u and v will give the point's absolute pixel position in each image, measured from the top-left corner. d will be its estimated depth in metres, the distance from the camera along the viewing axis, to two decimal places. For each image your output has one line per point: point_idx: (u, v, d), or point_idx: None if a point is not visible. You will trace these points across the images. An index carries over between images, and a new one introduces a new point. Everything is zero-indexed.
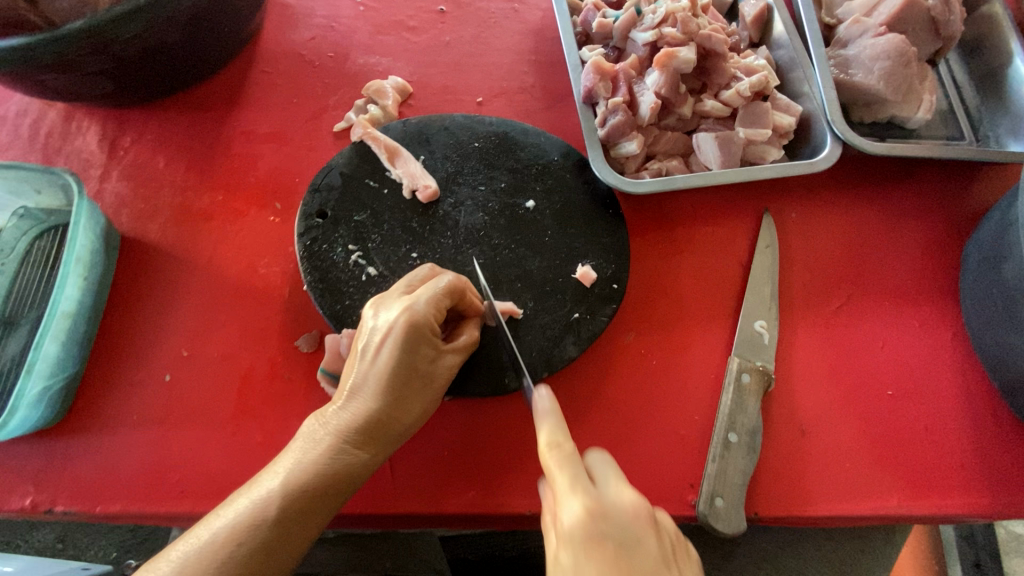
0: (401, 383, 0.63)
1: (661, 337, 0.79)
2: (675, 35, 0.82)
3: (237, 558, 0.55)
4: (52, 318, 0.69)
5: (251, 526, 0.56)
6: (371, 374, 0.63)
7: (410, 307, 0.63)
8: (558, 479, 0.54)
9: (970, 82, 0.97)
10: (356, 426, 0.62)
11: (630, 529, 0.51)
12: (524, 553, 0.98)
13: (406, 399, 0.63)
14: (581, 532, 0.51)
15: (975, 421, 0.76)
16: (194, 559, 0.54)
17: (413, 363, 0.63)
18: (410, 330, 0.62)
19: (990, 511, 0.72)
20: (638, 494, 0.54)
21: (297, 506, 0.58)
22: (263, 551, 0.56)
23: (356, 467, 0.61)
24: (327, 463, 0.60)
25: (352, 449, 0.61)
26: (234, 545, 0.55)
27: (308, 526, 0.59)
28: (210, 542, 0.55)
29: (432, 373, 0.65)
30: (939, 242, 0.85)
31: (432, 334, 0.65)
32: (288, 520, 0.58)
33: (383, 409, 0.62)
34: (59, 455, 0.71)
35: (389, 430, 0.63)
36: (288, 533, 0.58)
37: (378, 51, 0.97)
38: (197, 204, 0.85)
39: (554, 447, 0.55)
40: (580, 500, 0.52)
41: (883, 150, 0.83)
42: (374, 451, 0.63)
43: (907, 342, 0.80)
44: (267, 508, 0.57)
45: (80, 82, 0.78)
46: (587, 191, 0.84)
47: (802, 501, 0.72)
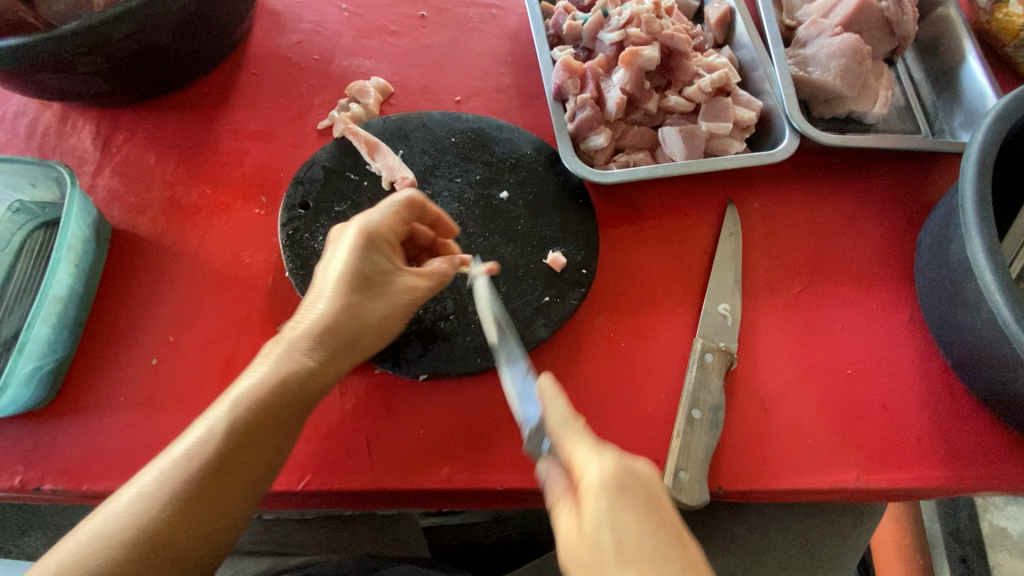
0: (356, 290, 0.66)
1: (630, 321, 0.82)
2: (639, 34, 0.87)
3: (199, 465, 0.56)
4: (44, 302, 0.72)
5: (222, 435, 0.58)
6: (328, 286, 0.67)
7: (362, 221, 0.68)
8: (579, 444, 0.53)
9: (927, 80, 1.02)
10: (312, 332, 0.64)
11: (657, 492, 0.51)
12: (503, 540, 1.02)
13: (368, 304, 0.67)
14: (614, 485, 0.50)
15: (931, 399, 0.79)
16: (158, 475, 0.56)
17: (368, 272, 0.67)
18: (361, 240, 0.67)
19: (946, 484, 0.75)
20: (653, 466, 0.55)
21: (265, 409, 0.60)
22: (224, 457, 0.58)
23: (321, 369, 0.64)
24: (283, 368, 0.62)
25: (310, 353, 0.64)
26: (194, 455, 0.57)
27: (268, 434, 0.61)
28: (173, 457, 0.57)
29: (387, 286, 0.69)
30: (896, 229, 0.89)
31: (384, 246, 0.69)
32: (246, 427, 0.59)
33: (347, 313, 0.66)
34: (48, 435, 0.74)
35: (347, 335, 0.66)
36: (247, 440, 0.59)
37: (362, 54, 1.02)
38: (186, 198, 0.89)
39: (569, 418, 0.55)
40: (611, 454, 0.51)
41: (840, 141, 0.87)
42: (338, 354, 0.66)
43: (865, 324, 0.83)
44: (224, 417, 0.59)
45: (75, 82, 0.82)
46: (558, 183, 0.88)
47: (764, 476, 0.74)
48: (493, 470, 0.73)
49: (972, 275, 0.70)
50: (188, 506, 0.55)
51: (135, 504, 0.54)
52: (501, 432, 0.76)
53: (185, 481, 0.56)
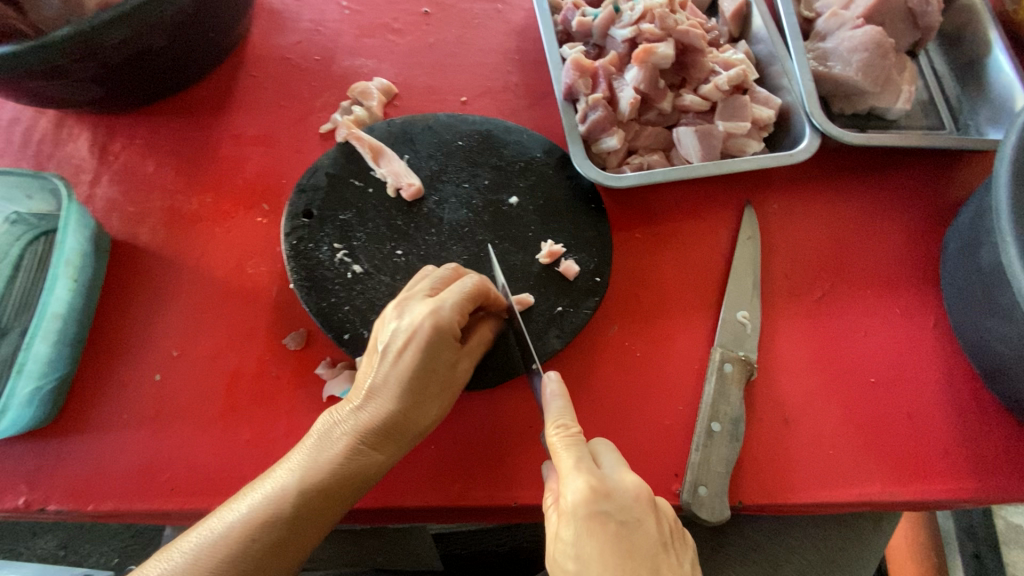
0: (420, 383, 0.64)
1: (646, 330, 0.80)
2: (653, 31, 0.83)
3: (254, 550, 0.56)
4: (42, 319, 0.70)
5: (272, 516, 0.58)
6: (389, 377, 0.64)
7: (435, 312, 0.64)
8: (563, 458, 0.59)
9: (951, 73, 0.98)
10: (373, 427, 0.62)
11: (630, 510, 0.57)
12: (516, 549, 1.01)
13: (423, 401, 0.65)
14: (583, 510, 0.56)
15: (958, 407, 0.77)
16: (210, 549, 0.56)
17: (434, 365, 0.64)
18: (432, 336, 0.63)
19: (974, 496, 0.73)
20: (640, 480, 0.59)
21: (316, 498, 0.59)
22: (280, 543, 0.58)
23: (372, 465, 0.63)
24: (343, 463, 0.61)
25: (368, 450, 0.62)
26: (250, 538, 0.56)
27: (322, 524, 0.60)
28: (226, 534, 0.56)
29: (449, 375, 0.66)
30: (920, 230, 0.86)
31: (454, 338, 0.65)
32: (304, 517, 0.59)
33: (403, 410, 0.63)
34: (52, 455, 0.72)
35: (404, 430, 0.64)
36: (301, 529, 0.59)
37: (364, 53, 0.99)
38: (186, 206, 0.87)
39: (561, 428, 0.61)
40: (585, 478, 0.57)
41: (863, 139, 0.84)
42: (391, 452, 0.64)
43: (890, 330, 0.81)
44: (282, 505, 0.58)
45: (69, 89, 0.80)
46: (569, 187, 0.85)
47: (787, 489, 0.72)
48: (505, 486, 0.71)
49: (1005, 281, 0.67)
50: None
51: (186, 575, 0.54)
52: (514, 446, 0.74)
53: (238, 566, 0.56)
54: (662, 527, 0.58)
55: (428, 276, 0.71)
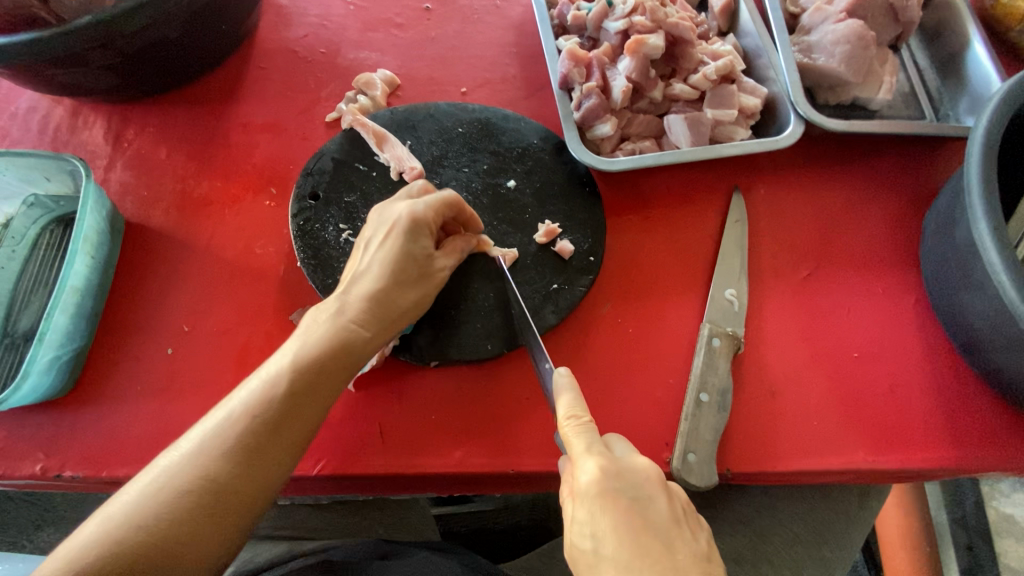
0: (403, 270, 0.69)
1: (637, 307, 0.83)
2: (644, 23, 0.87)
3: (257, 424, 0.60)
4: (62, 292, 0.73)
5: (269, 394, 0.61)
6: (374, 265, 0.69)
7: (410, 205, 0.70)
8: (574, 445, 0.59)
9: (932, 65, 1.02)
10: (362, 309, 0.67)
11: (643, 488, 0.57)
12: (515, 527, 1.03)
13: (407, 286, 0.70)
14: (598, 490, 0.56)
15: (938, 380, 0.80)
16: (215, 430, 0.59)
17: (415, 251, 0.70)
18: (409, 223, 0.70)
19: (952, 464, 0.76)
20: (648, 460, 0.60)
21: (310, 375, 0.63)
22: (281, 416, 0.61)
23: (363, 343, 0.67)
24: (333, 340, 0.65)
25: (359, 329, 0.67)
26: (252, 416, 0.60)
27: (320, 399, 0.63)
28: (228, 415, 0.60)
29: (429, 263, 0.72)
30: (902, 213, 0.90)
31: (430, 228, 0.71)
32: (301, 392, 0.62)
33: (388, 291, 0.68)
34: (68, 424, 0.76)
35: (392, 311, 0.69)
36: (298, 405, 0.62)
37: (368, 46, 1.03)
38: (197, 191, 0.90)
39: (572, 418, 0.61)
40: (598, 460, 0.57)
41: (846, 126, 0.87)
42: (379, 331, 0.68)
43: (872, 308, 0.84)
44: (278, 382, 0.62)
45: (88, 77, 0.83)
46: (564, 171, 0.89)
47: (773, 457, 0.76)
48: (506, 453, 0.75)
49: (977, 256, 0.71)
50: (245, 459, 0.59)
51: (196, 456, 0.58)
52: (512, 418, 0.77)
53: (242, 437, 0.59)
54: (677, 510, 0.58)
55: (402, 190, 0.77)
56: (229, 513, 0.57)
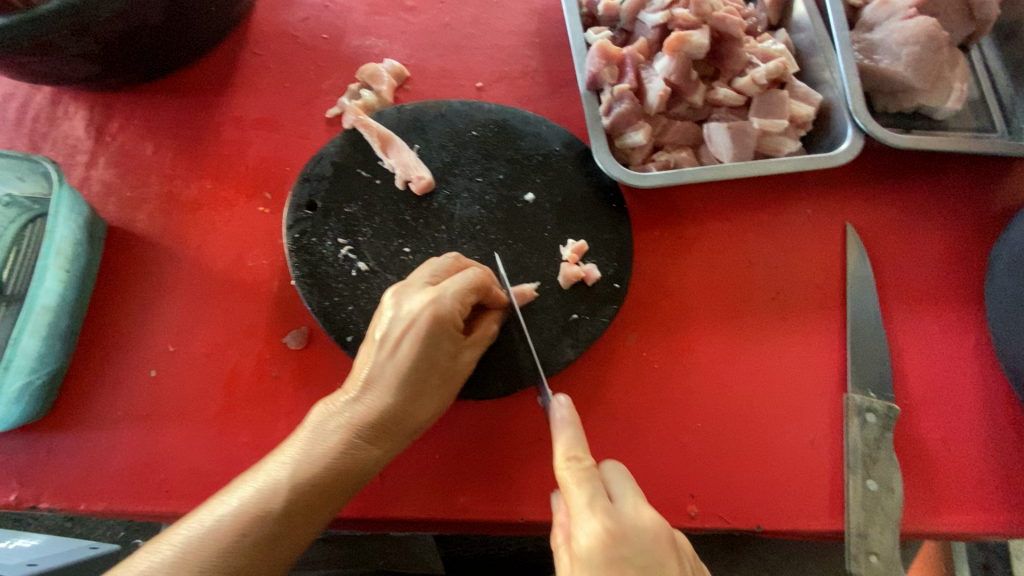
0: (420, 377, 0.60)
1: (664, 341, 0.75)
2: (687, 16, 0.77)
3: (244, 547, 0.52)
4: (31, 312, 0.67)
5: (262, 512, 0.54)
6: (386, 368, 0.60)
7: (433, 302, 0.60)
8: (574, 497, 0.52)
9: (1005, 70, 0.90)
10: (369, 422, 0.59)
11: (651, 553, 0.50)
12: (521, 552, 0.98)
13: (421, 395, 0.61)
14: (601, 556, 0.49)
15: (996, 434, 0.72)
16: (199, 543, 0.52)
17: (434, 358, 0.60)
18: (432, 327, 0.59)
19: (1005, 528, 0.69)
20: (655, 517, 0.52)
21: (308, 495, 0.56)
22: (270, 540, 0.54)
23: (368, 461, 0.59)
24: (339, 455, 0.57)
25: (363, 444, 0.59)
26: (241, 534, 0.53)
27: (315, 522, 0.56)
28: (213, 529, 0.53)
29: (450, 368, 0.62)
30: (964, 241, 0.80)
31: (456, 329, 0.62)
32: (297, 515, 0.55)
33: (399, 403, 0.60)
34: (43, 450, 0.70)
35: (405, 424, 0.60)
36: (294, 527, 0.55)
37: (375, 32, 0.93)
38: (185, 192, 0.82)
39: (573, 460, 0.54)
40: (600, 520, 0.50)
41: (910, 142, 0.77)
42: (387, 445, 0.60)
43: (927, 350, 0.75)
44: (272, 501, 0.54)
45: (63, 65, 0.75)
46: (589, 183, 0.80)
47: (807, 515, 0.69)
48: (513, 501, 0.68)
49: None
50: None
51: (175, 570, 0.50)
52: (521, 461, 0.70)
53: (226, 564, 0.52)
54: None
55: (430, 264, 0.65)
56: None
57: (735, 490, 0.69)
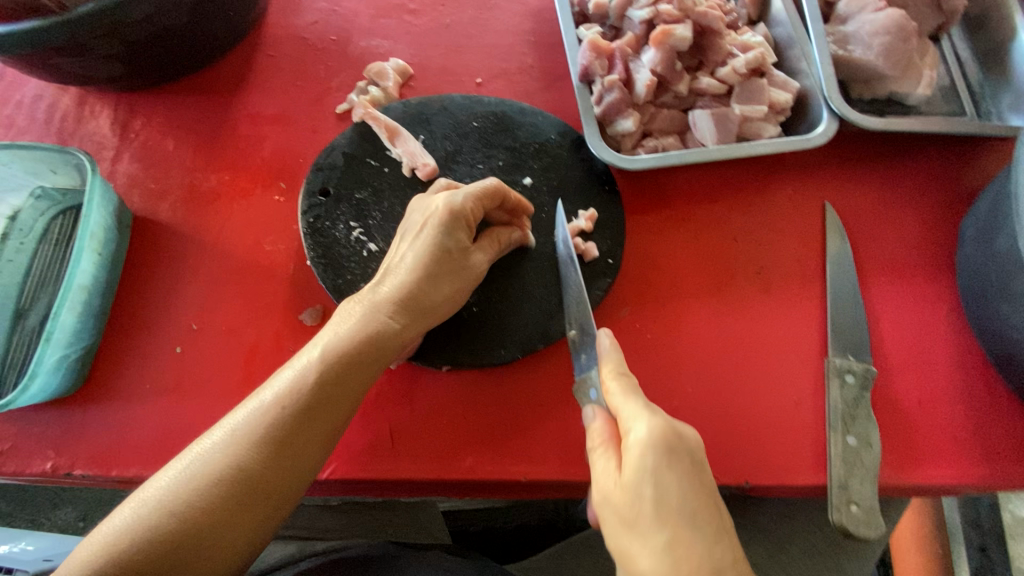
0: (435, 263, 0.66)
1: (657, 313, 0.80)
2: (670, 12, 0.82)
3: (287, 413, 0.59)
4: (69, 290, 0.72)
5: (298, 387, 0.60)
6: (404, 258, 0.67)
7: (449, 198, 0.67)
8: (628, 401, 0.56)
9: (974, 58, 0.95)
10: (389, 301, 0.65)
11: (698, 453, 0.55)
12: (523, 526, 1.03)
13: (437, 279, 0.67)
14: (660, 446, 0.52)
15: (970, 394, 0.77)
16: (250, 419, 0.59)
17: (447, 245, 0.67)
18: (446, 217, 0.67)
19: (980, 482, 0.73)
20: (694, 432, 0.57)
21: (337, 369, 0.61)
22: (308, 412, 0.60)
23: (390, 336, 0.64)
24: (362, 333, 0.63)
25: (383, 322, 0.64)
26: (281, 406, 0.59)
27: (345, 403, 0.62)
28: (261, 405, 0.60)
29: (464, 261, 0.69)
30: (936, 217, 0.85)
31: (467, 223, 0.68)
32: (327, 387, 0.61)
33: (417, 284, 0.66)
34: (77, 421, 0.75)
35: (422, 305, 0.66)
36: (328, 399, 0.61)
37: (380, 34, 0.99)
38: (205, 184, 0.88)
39: (620, 375, 0.59)
40: (659, 417, 0.54)
41: (882, 125, 0.83)
42: (407, 324, 0.65)
43: (904, 318, 0.80)
44: (305, 376, 0.61)
45: (93, 65, 0.81)
46: (583, 168, 0.85)
47: (793, 471, 0.73)
48: (517, 462, 0.73)
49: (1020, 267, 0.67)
50: (273, 450, 0.58)
51: (229, 442, 0.58)
52: (525, 424, 0.75)
53: (272, 428, 0.59)
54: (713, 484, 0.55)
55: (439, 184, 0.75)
56: (259, 499, 0.57)
57: (725, 449, 0.74)
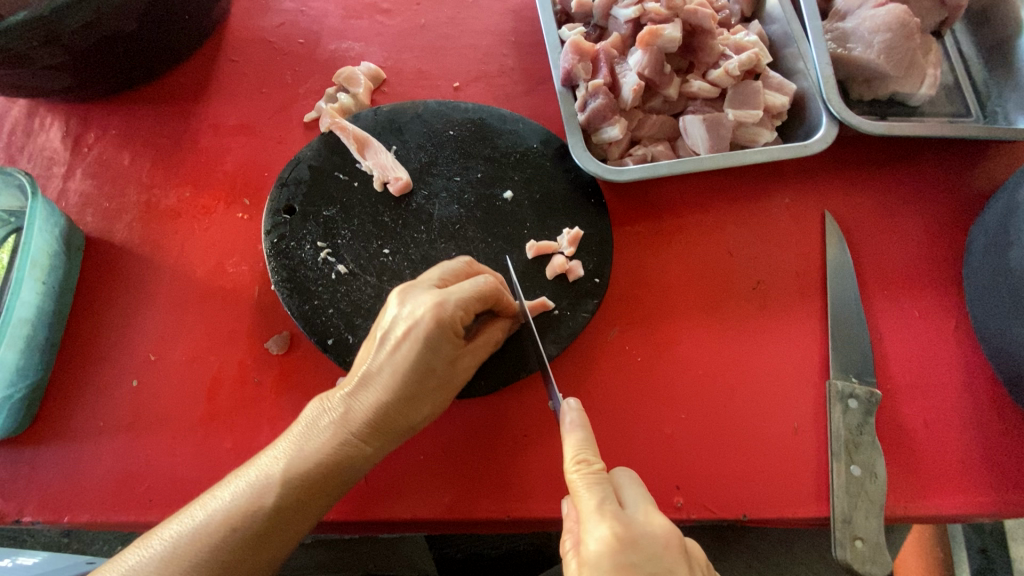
0: (416, 380, 0.59)
1: (646, 334, 0.75)
2: (658, 10, 0.77)
3: (233, 540, 0.53)
4: (10, 325, 0.67)
5: (252, 509, 0.54)
6: (382, 368, 0.59)
7: (437, 306, 0.58)
8: (584, 501, 0.51)
9: (978, 54, 0.91)
10: (364, 420, 0.58)
11: (663, 563, 0.48)
12: (512, 551, 0.99)
13: (417, 398, 0.60)
14: (609, 563, 0.47)
15: (979, 416, 0.72)
16: (191, 536, 0.53)
17: (433, 361, 0.59)
18: (434, 330, 0.58)
19: (991, 510, 0.69)
20: (667, 524, 0.50)
21: (299, 493, 0.55)
22: (261, 536, 0.54)
23: (359, 459, 0.58)
24: (330, 453, 0.57)
25: (356, 442, 0.58)
26: (230, 528, 0.53)
27: (301, 523, 0.56)
28: (206, 522, 0.53)
29: (450, 372, 0.61)
30: (942, 226, 0.81)
31: (454, 335, 0.59)
32: (286, 511, 0.55)
33: (395, 404, 0.59)
34: (26, 463, 0.70)
35: (398, 425, 0.60)
36: (285, 522, 0.55)
37: (350, 36, 0.93)
38: (164, 201, 0.82)
39: (582, 463, 0.53)
40: (609, 525, 0.48)
41: (885, 129, 0.77)
42: (379, 446, 0.59)
43: (909, 335, 0.76)
44: (263, 496, 0.54)
45: (36, 77, 0.75)
46: (568, 179, 0.80)
47: (793, 504, 0.69)
48: (498, 499, 0.68)
49: None
50: None
51: (165, 564, 0.51)
52: (509, 458, 0.70)
53: (215, 555, 0.52)
54: None
55: (441, 267, 0.65)
56: None
57: (721, 481, 0.69)
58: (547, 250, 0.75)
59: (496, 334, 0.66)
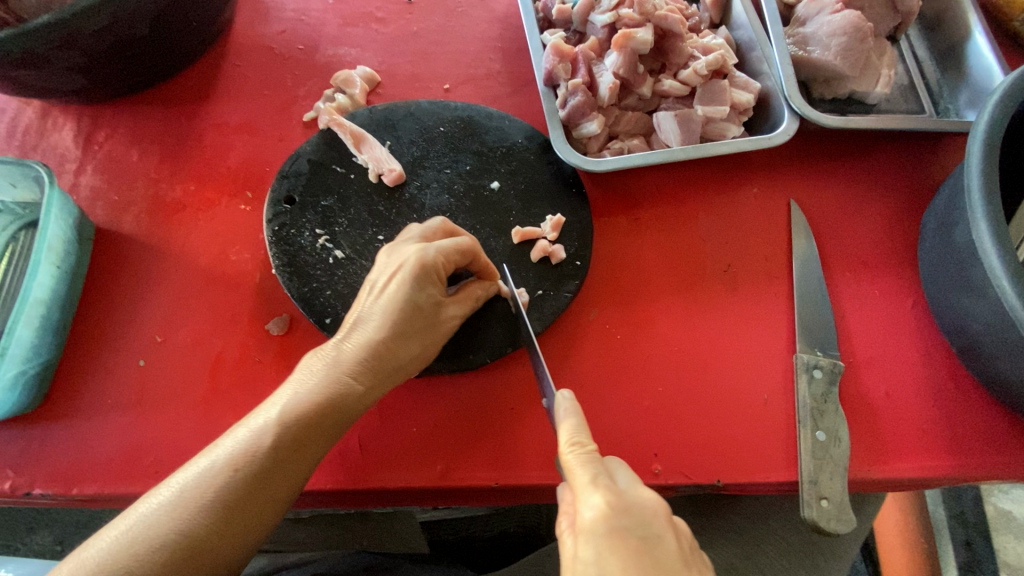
0: (404, 322, 0.65)
1: (624, 313, 0.80)
2: (632, 15, 0.83)
3: (239, 478, 0.57)
4: (25, 305, 0.71)
5: (254, 450, 0.58)
6: (374, 312, 0.66)
7: (419, 252, 0.66)
8: (578, 474, 0.54)
9: (932, 57, 0.98)
10: (358, 362, 0.64)
11: (652, 525, 0.51)
12: (503, 534, 1.01)
13: (406, 339, 0.66)
14: (605, 526, 0.50)
15: (936, 386, 0.77)
16: (197, 481, 0.56)
17: (419, 302, 0.66)
18: (417, 272, 0.66)
19: (948, 474, 0.73)
20: (656, 495, 0.53)
21: (298, 432, 0.60)
22: (265, 474, 0.58)
23: (354, 399, 0.63)
24: (326, 396, 0.62)
25: (350, 383, 0.63)
26: (234, 469, 0.57)
27: (302, 462, 0.60)
28: (211, 466, 0.57)
29: (435, 316, 0.68)
30: (898, 213, 0.87)
31: (436, 281, 0.67)
32: (286, 450, 0.59)
33: (385, 344, 0.65)
34: (36, 439, 0.73)
35: (388, 365, 0.65)
36: (287, 460, 0.59)
37: (347, 42, 0.99)
38: (170, 195, 0.87)
39: (576, 445, 0.56)
40: (603, 493, 0.51)
41: (842, 123, 0.84)
42: (372, 387, 0.65)
43: (870, 312, 0.81)
44: (265, 437, 0.59)
45: (54, 78, 0.80)
46: (550, 171, 0.86)
47: (764, 469, 0.73)
48: (486, 468, 0.72)
49: (976, 258, 0.68)
50: (222, 516, 0.56)
51: (174, 506, 0.55)
52: (496, 428, 0.75)
53: (221, 493, 0.56)
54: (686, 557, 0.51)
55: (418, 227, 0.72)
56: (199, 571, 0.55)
57: (696, 448, 0.74)
58: (530, 236, 0.80)
59: (478, 290, 0.72)
